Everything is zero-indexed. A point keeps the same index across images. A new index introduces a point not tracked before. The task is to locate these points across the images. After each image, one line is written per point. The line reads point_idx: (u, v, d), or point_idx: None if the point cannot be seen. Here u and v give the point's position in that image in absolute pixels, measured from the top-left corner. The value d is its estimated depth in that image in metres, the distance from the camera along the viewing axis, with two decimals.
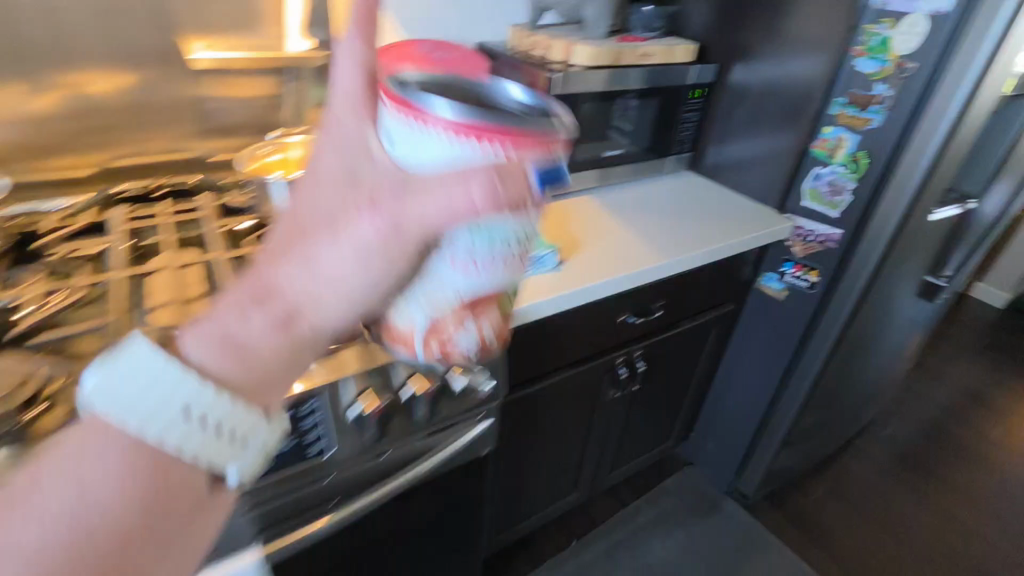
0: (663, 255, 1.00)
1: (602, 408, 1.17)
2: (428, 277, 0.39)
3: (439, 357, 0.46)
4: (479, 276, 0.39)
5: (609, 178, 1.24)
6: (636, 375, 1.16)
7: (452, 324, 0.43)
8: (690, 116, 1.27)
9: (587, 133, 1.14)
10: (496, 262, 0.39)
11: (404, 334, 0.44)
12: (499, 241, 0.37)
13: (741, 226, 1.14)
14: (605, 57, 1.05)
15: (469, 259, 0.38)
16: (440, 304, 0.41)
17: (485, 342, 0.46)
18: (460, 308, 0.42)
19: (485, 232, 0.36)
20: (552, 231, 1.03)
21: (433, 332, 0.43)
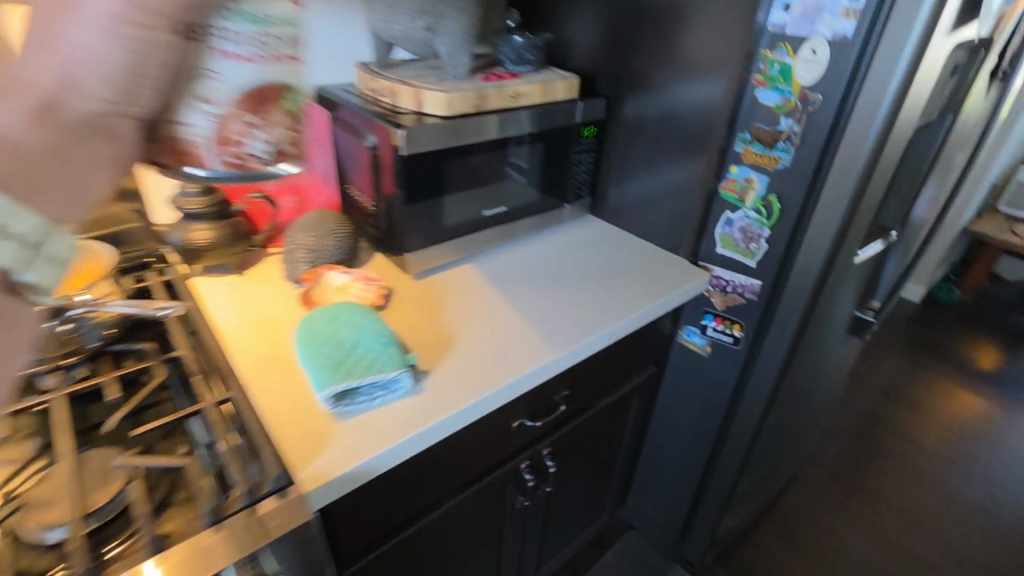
0: (555, 347, 0.81)
1: (510, 518, 0.97)
2: (208, 74, 0.46)
3: (239, 168, 0.53)
4: (257, 62, 0.49)
5: (496, 239, 1.04)
6: (546, 475, 0.96)
7: (241, 128, 0.51)
8: (584, 158, 1.10)
9: (460, 192, 0.95)
10: (264, 50, 0.49)
11: (194, 150, 0.48)
12: (261, 22, 0.48)
13: (651, 288, 0.98)
14: (463, 105, 0.87)
15: (244, 45, 0.48)
16: (223, 94, 0.48)
17: (277, 147, 0.54)
18: (243, 102, 0.50)
19: (257, 17, 0.48)
20: (420, 325, 0.82)
21: (221, 135, 0.49)
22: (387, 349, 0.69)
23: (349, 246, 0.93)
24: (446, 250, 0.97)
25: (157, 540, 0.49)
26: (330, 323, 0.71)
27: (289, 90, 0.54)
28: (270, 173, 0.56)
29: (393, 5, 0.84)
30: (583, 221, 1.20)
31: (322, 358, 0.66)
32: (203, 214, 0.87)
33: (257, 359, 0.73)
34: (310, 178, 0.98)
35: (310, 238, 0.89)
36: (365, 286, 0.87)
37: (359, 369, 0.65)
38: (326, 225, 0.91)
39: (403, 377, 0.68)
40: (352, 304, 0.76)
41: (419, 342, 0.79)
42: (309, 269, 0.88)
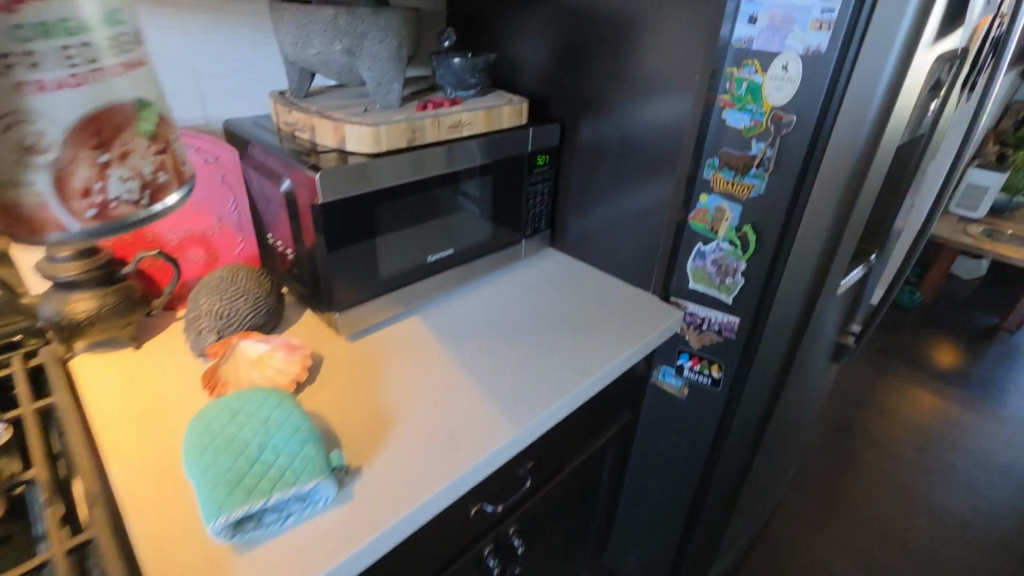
0: (514, 422, 0.68)
1: None
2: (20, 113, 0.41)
3: (103, 220, 0.47)
4: (73, 85, 0.42)
5: (444, 285, 0.92)
6: (513, 557, 0.83)
7: (93, 172, 0.45)
8: (539, 188, 1.00)
9: (397, 236, 0.82)
10: (82, 60, 0.42)
11: (39, 205, 0.44)
12: (65, 28, 0.40)
13: (621, 333, 0.87)
14: (394, 138, 0.74)
15: (52, 64, 0.41)
16: (50, 132, 0.42)
17: (150, 180, 0.48)
18: (83, 138, 0.44)
19: (50, 25, 0.40)
20: (353, 404, 0.69)
21: (66, 180, 0.44)
22: (304, 450, 0.56)
23: (268, 307, 0.79)
24: (385, 304, 0.84)
25: None
26: (231, 421, 0.58)
27: (145, 107, 0.47)
28: (155, 214, 0.50)
29: (304, 25, 0.72)
30: (543, 256, 1.09)
31: (217, 474, 0.53)
32: (80, 280, 0.71)
33: (140, 468, 0.59)
34: (220, 231, 0.85)
35: (216, 302, 0.75)
36: (287, 357, 0.73)
37: (263, 486, 0.52)
38: (237, 286, 0.77)
39: (324, 486, 0.55)
40: (263, 389, 0.63)
41: (349, 427, 0.66)
42: (216, 341, 0.73)
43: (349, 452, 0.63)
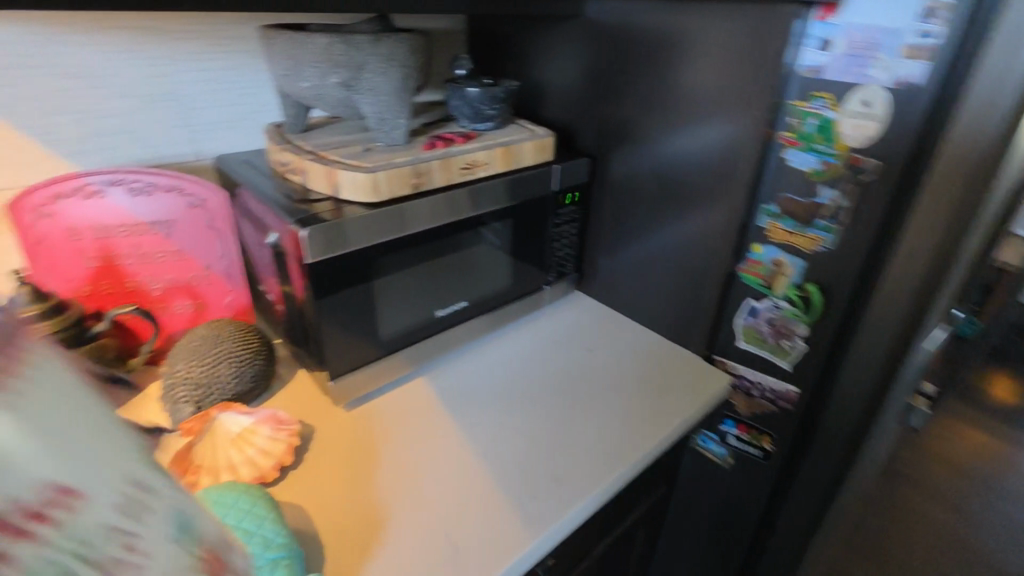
0: (529, 527, 0.57)
1: None
2: None
3: None
4: None
5: (454, 341, 0.82)
6: None
7: None
8: (566, 229, 0.88)
9: (399, 291, 0.72)
10: None
11: None
12: None
13: (658, 405, 0.75)
14: (397, 185, 0.65)
15: None
16: None
17: None
18: None
19: None
20: (342, 496, 0.60)
21: None
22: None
23: (256, 372, 0.70)
24: (388, 367, 0.74)
25: None
26: None
27: None
28: None
29: (295, 56, 0.63)
30: (569, 301, 0.98)
31: None
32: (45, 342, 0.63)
33: None
34: (209, 280, 0.78)
35: (195, 369, 0.67)
36: (274, 434, 0.62)
37: None
38: (220, 349, 0.69)
39: None
40: (234, 486, 0.54)
41: (336, 530, 0.56)
42: (192, 414, 0.65)
43: (333, 565, 0.53)
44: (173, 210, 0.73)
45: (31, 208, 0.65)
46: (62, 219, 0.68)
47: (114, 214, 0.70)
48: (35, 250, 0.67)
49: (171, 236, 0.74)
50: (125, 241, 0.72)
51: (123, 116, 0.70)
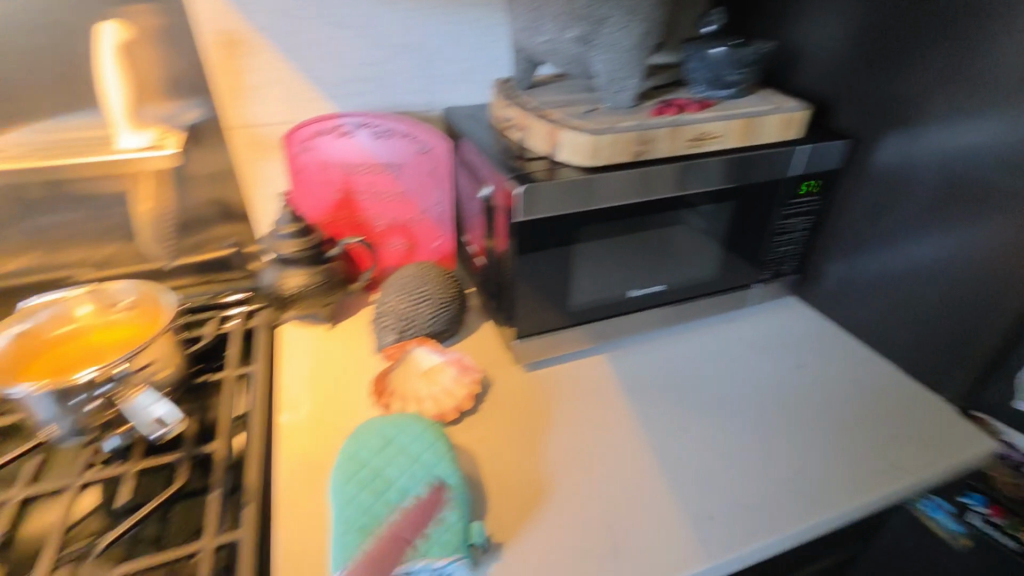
0: (699, 548, 0.51)
1: None
2: None
3: None
4: None
5: (643, 325, 0.76)
6: None
7: None
8: (796, 223, 0.76)
9: (594, 262, 0.69)
10: None
11: None
12: None
13: (882, 454, 0.61)
14: (618, 150, 0.61)
15: None
16: None
17: None
18: None
19: None
20: (512, 454, 0.60)
21: None
22: (441, 512, 0.49)
23: (450, 315, 0.74)
24: (572, 337, 0.72)
25: None
26: (381, 452, 0.54)
27: None
28: None
29: (536, 9, 0.61)
30: (780, 307, 0.85)
31: (352, 513, 0.49)
32: (294, 258, 0.74)
33: (298, 468, 0.59)
34: (423, 223, 0.84)
35: (401, 303, 0.72)
36: (457, 377, 0.67)
37: (391, 545, 0.47)
38: (424, 288, 0.73)
39: (457, 564, 0.47)
40: (419, 417, 0.57)
41: (501, 485, 0.57)
42: (394, 342, 0.71)
43: (496, 518, 0.53)
44: (405, 154, 0.79)
45: (298, 141, 0.76)
46: (320, 153, 0.78)
47: (358, 153, 0.79)
48: (296, 179, 0.78)
49: (399, 178, 0.81)
50: (362, 179, 0.80)
51: (377, 63, 0.77)
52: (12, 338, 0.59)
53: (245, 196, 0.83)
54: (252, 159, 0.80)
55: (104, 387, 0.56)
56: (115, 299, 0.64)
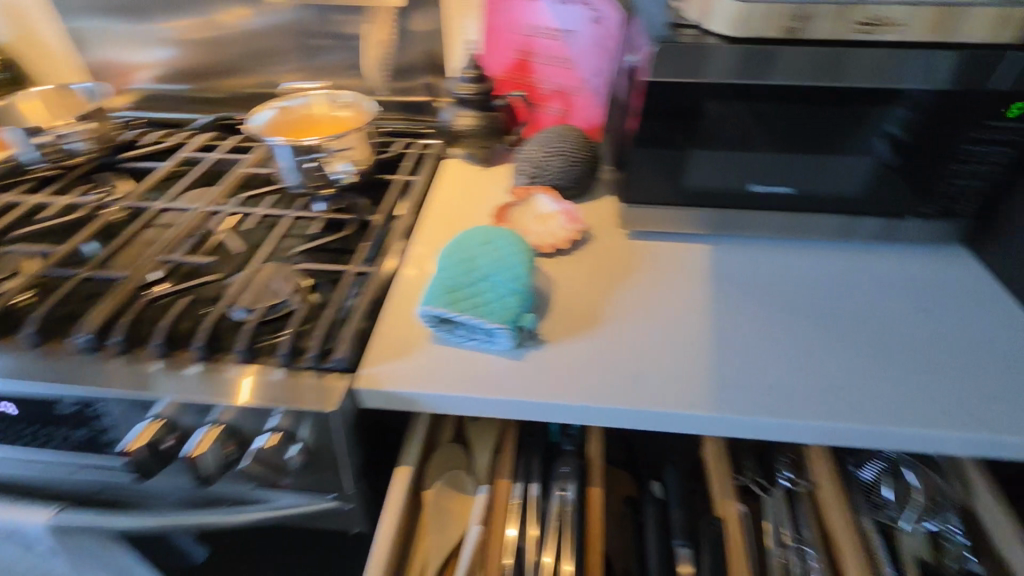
0: (709, 400, 0.56)
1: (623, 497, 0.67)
2: None
3: None
4: None
5: (759, 225, 0.74)
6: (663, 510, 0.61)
7: None
8: (982, 151, 0.64)
9: (720, 149, 0.69)
10: None
11: None
12: None
13: (949, 397, 0.57)
14: (767, 23, 0.59)
15: None
16: None
17: None
18: None
19: None
20: (583, 290, 0.69)
21: None
22: (506, 297, 0.61)
23: (576, 175, 0.82)
24: (679, 217, 0.75)
25: (248, 354, 0.59)
26: (479, 246, 0.67)
27: None
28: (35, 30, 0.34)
29: None
30: (920, 254, 0.75)
31: (445, 276, 0.63)
32: (469, 99, 0.87)
33: (423, 251, 0.76)
34: (581, 92, 0.89)
35: (538, 152, 0.81)
36: (564, 225, 0.76)
37: (463, 303, 0.61)
38: (560, 144, 0.81)
39: (504, 335, 0.60)
40: (517, 235, 0.69)
41: (564, 306, 0.67)
42: (524, 185, 0.82)
43: (550, 324, 0.64)
44: (581, 23, 0.85)
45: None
46: (510, 14, 0.87)
47: (541, 17, 0.86)
48: (489, 35, 0.90)
49: (570, 45, 0.87)
50: (539, 41, 0.88)
51: None
52: (275, 110, 0.83)
53: (446, 49, 0.98)
54: (459, 12, 0.94)
55: (316, 156, 0.77)
56: (339, 96, 0.84)
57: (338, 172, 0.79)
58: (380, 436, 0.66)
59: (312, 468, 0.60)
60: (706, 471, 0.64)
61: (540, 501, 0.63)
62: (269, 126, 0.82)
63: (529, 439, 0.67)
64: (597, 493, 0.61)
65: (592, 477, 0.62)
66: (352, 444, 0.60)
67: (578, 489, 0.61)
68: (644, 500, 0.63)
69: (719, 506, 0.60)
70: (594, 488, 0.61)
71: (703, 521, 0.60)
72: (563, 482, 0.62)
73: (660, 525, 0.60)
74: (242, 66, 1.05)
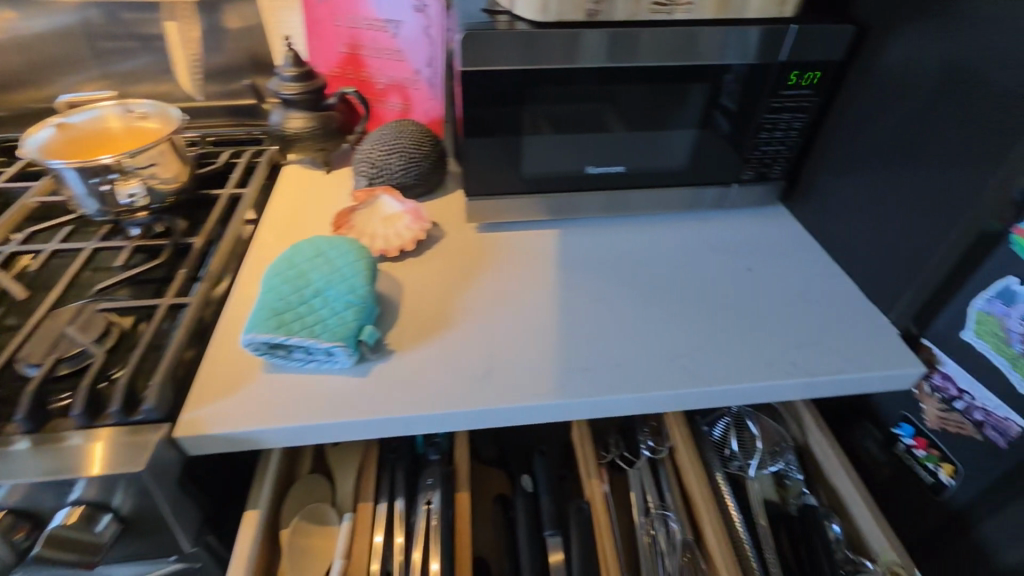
0: (559, 388, 0.56)
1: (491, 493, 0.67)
2: None
3: None
4: None
5: (602, 206, 0.76)
6: (532, 500, 0.62)
7: None
8: (781, 118, 0.70)
9: (551, 134, 0.69)
10: None
11: None
12: None
13: (773, 348, 0.61)
14: (568, 6, 0.60)
15: None
16: None
17: None
18: None
19: None
20: (433, 292, 0.66)
21: None
22: (342, 312, 0.57)
23: (419, 171, 0.79)
24: (525, 205, 0.74)
25: (32, 421, 0.50)
26: (310, 259, 0.62)
27: None
28: None
29: None
30: (747, 216, 0.80)
31: (271, 298, 0.58)
32: (295, 100, 0.81)
33: (255, 271, 0.69)
34: (417, 85, 0.86)
35: (376, 151, 0.77)
36: (410, 225, 0.73)
37: (292, 325, 0.56)
38: (397, 141, 0.77)
39: (342, 352, 0.56)
40: (353, 242, 0.64)
41: (412, 311, 0.64)
42: (365, 187, 0.77)
43: (397, 333, 0.61)
44: (407, 12, 0.81)
45: None
46: (331, 5, 0.81)
47: (365, 7, 0.81)
48: (312, 29, 0.83)
49: (399, 36, 0.83)
50: (367, 32, 0.83)
51: None
52: (55, 130, 0.71)
53: (269, 47, 0.90)
54: (274, 6, 0.86)
55: (112, 177, 0.67)
56: (135, 107, 0.75)
57: (133, 195, 0.69)
58: (221, 480, 0.60)
59: (137, 536, 0.53)
60: (574, 455, 0.65)
61: (406, 517, 0.60)
62: (49, 148, 0.71)
63: (393, 453, 0.64)
64: (465, 499, 0.60)
65: (458, 483, 0.61)
66: (182, 499, 0.53)
67: (444, 496, 0.60)
68: (521, 492, 0.63)
69: (586, 488, 0.61)
70: (462, 494, 0.60)
71: (571, 506, 0.60)
72: (428, 492, 0.60)
73: (530, 519, 0.60)
74: (19, 78, 0.89)
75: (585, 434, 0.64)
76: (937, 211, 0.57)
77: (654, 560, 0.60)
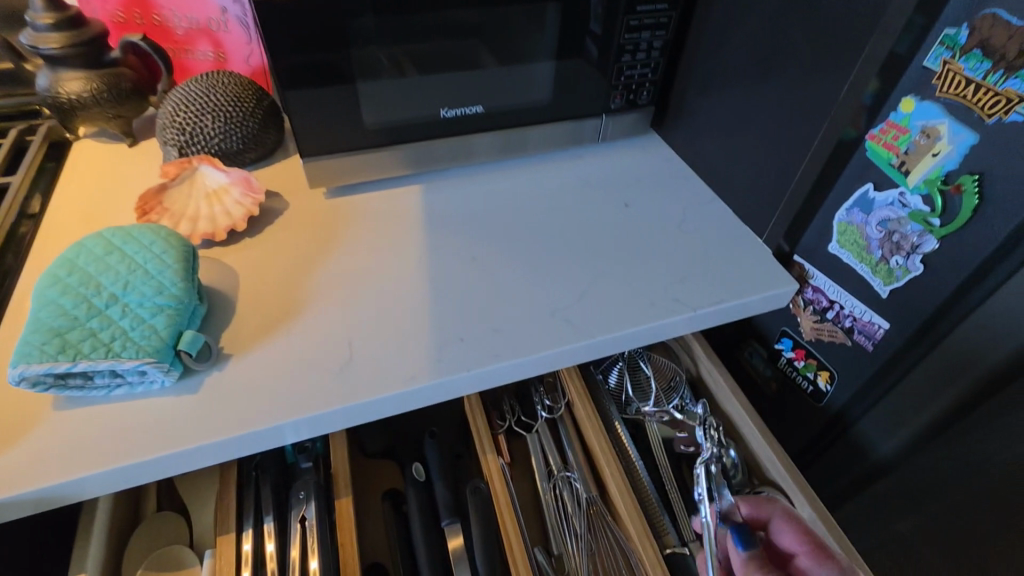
0: (434, 366, 0.50)
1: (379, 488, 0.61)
2: None
3: None
4: None
5: (466, 152, 0.68)
6: (425, 489, 0.56)
7: None
8: (641, 38, 0.65)
9: (391, 75, 0.60)
10: None
11: None
12: None
13: (655, 286, 0.59)
14: None
15: None
16: None
17: None
18: None
19: None
20: (277, 276, 0.56)
21: None
22: (150, 320, 0.46)
23: (245, 132, 0.65)
24: (377, 161, 0.64)
25: None
26: (100, 258, 0.49)
27: None
28: None
29: None
30: (622, 148, 0.76)
31: (47, 315, 0.45)
32: (62, 56, 0.63)
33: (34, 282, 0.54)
34: (227, 27, 0.71)
35: (182, 113, 0.63)
36: (240, 198, 0.61)
37: (81, 345, 0.44)
38: (208, 97, 0.63)
39: (157, 369, 0.45)
40: (158, 229, 0.52)
41: (251, 303, 0.53)
42: (176, 159, 0.62)
43: (233, 333, 0.51)
44: None
45: None
46: None
47: None
48: None
49: None
50: None
51: None
52: None
53: None
54: None
55: None
56: None
57: None
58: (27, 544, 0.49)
59: None
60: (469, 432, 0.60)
61: (280, 538, 0.53)
62: None
63: (257, 469, 0.56)
64: (346, 504, 0.53)
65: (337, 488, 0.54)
66: None
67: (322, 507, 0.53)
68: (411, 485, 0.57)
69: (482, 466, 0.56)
70: (342, 499, 0.53)
71: (468, 487, 0.56)
72: (301, 507, 0.52)
73: (423, 509, 0.54)
74: None
75: (476, 407, 0.59)
76: (796, 124, 0.56)
77: (560, 522, 0.58)
